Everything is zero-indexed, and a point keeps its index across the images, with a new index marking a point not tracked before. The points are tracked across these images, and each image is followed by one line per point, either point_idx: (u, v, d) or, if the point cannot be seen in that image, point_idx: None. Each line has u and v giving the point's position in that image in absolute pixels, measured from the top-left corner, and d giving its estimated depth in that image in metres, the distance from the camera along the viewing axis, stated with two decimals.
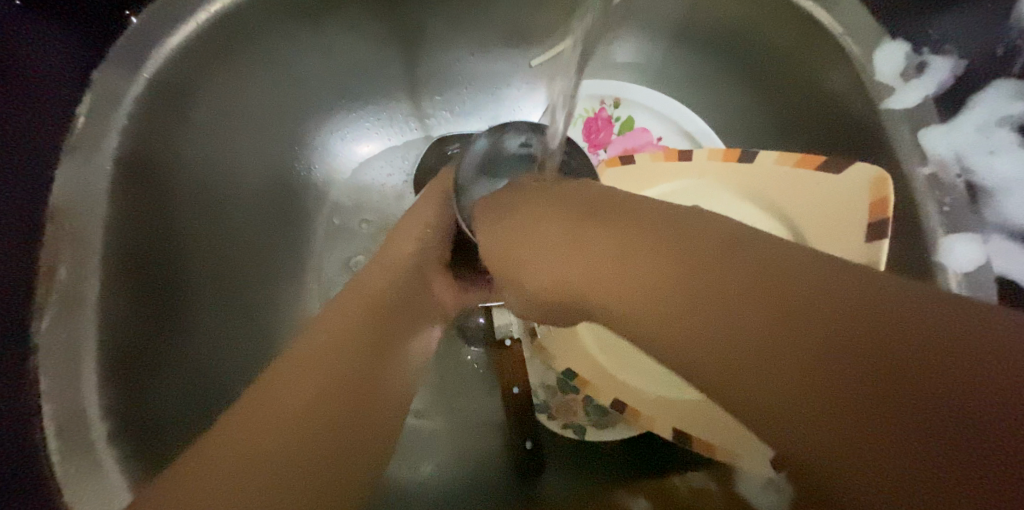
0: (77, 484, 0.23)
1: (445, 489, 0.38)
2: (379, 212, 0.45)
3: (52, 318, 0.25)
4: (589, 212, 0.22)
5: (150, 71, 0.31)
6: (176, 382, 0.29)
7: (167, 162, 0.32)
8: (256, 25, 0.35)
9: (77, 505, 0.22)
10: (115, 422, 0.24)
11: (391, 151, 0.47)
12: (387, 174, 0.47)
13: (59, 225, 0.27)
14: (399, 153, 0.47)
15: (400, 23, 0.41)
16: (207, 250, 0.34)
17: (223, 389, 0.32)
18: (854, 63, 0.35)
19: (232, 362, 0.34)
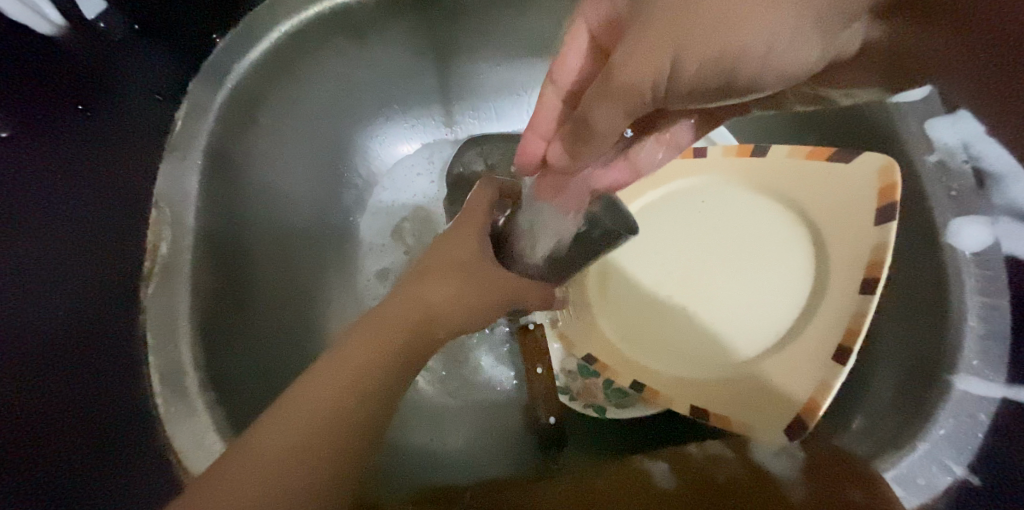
0: (175, 421, 0.27)
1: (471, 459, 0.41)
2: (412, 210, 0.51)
3: (156, 285, 0.30)
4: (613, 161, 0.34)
5: (231, 82, 0.37)
6: (248, 348, 0.33)
7: (241, 160, 0.37)
8: (316, 39, 0.41)
9: (177, 437, 0.27)
10: (204, 372, 0.29)
11: (420, 153, 0.52)
12: (417, 173, 0.52)
13: (162, 209, 0.32)
14: (427, 155, 0.52)
15: (436, 40, 0.47)
16: (272, 235, 0.39)
17: (283, 356, 0.36)
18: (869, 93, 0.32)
19: (290, 333, 0.38)
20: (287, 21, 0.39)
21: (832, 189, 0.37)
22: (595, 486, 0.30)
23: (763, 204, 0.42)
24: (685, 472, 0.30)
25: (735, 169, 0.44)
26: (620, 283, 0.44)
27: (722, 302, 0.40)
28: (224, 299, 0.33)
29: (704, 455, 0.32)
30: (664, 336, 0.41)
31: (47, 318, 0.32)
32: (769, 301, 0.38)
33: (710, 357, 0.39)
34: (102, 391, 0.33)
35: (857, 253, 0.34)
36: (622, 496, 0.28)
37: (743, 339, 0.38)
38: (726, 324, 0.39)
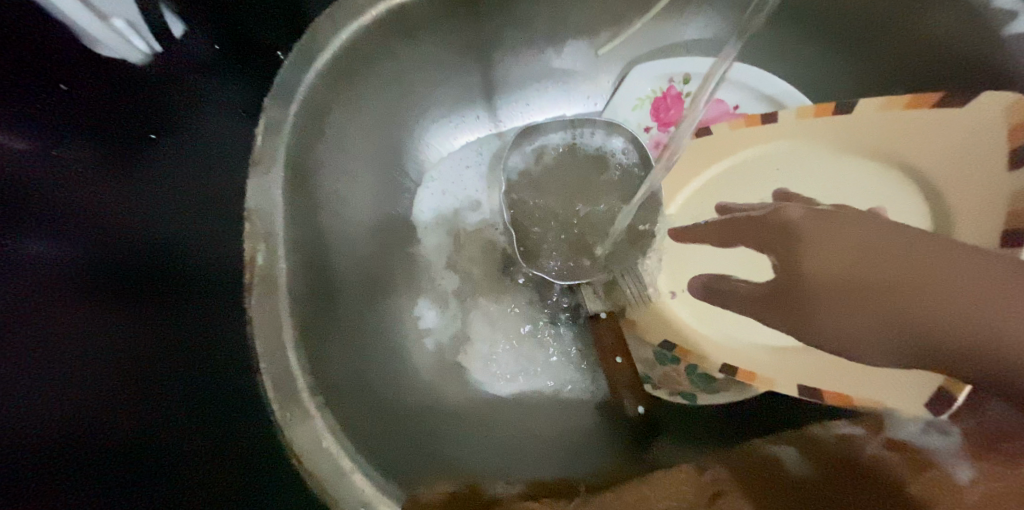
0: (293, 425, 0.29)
1: (554, 445, 0.39)
2: (465, 201, 0.51)
3: (259, 293, 0.32)
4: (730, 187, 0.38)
5: (299, 97, 0.38)
6: (347, 348, 0.35)
7: (312, 170, 0.38)
8: (370, 45, 0.40)
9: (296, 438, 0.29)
10: (311, 380, 0.31)
11: (470, 145, 0.53)
12: (467, 165, 0.52)
13: (254, 222, 0.34)
14: (475, 148, 0.53)
15: (479, 35, 0.45)
16: (350, 240, 0.40)
17: (371, 354, 0.37)
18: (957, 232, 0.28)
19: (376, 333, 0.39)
20: (346, 30, 0.39)
21: (945, 138, 0.34)
22: (720, 472, 0.28)
23: (848, 160, 0.39)
24: (820, 458, 0.27)
25: (813, 130, 0.41)
26: (689, 261, 0.44)
27: None
28: (319, 307, 0.34)
29: (834, 436, 0.29)
30: (746, 308, 0.40)
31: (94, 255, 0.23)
32: None
33: None
34: (185, 365, 0.26)
35: (988, 212, 0.31)
36: (750, 481, 0.26)
37: None
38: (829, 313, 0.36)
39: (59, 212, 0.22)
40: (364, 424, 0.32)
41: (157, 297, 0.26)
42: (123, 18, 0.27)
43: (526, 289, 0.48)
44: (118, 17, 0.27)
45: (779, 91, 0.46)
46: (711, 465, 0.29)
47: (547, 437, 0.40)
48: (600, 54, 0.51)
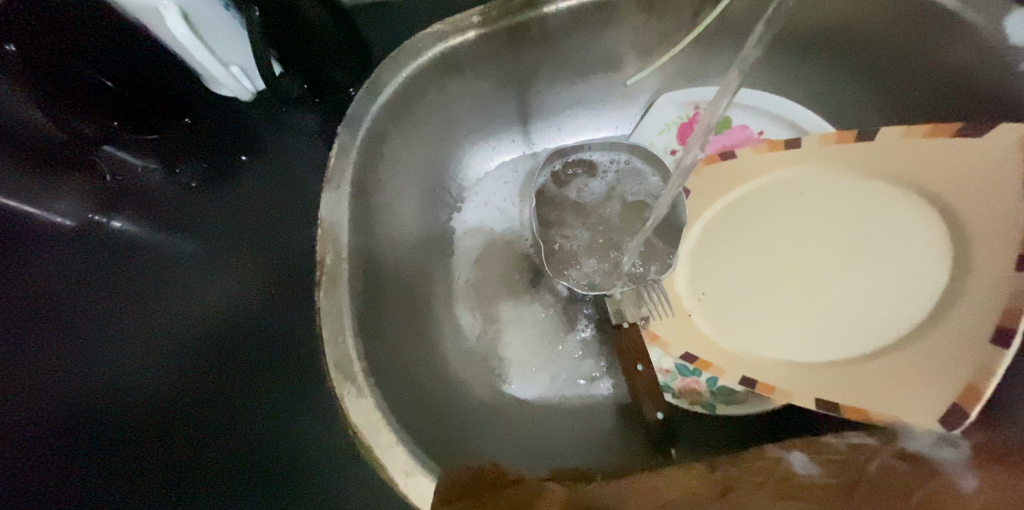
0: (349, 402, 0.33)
1: (577, 442, 0.42)
2: (500, 214, 0.57)
3: (325, 290, 0.37)
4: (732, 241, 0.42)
5: (365, 124, 0.44)
6: (395, 338, 0.40)
7: (373, 185, 0.44)
8: (426, 79, 0.46)
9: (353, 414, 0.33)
10: (364, 362, 0.35)
11: (506, 165, 0.58)
12: (504, 182, 0.58)
13: (325, 228, 0.39)
14: (511, 166, 0.59)
15: (518, 70, 0.51)
16: (398, 247, 0.46)
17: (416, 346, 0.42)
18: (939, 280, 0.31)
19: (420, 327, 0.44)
20: (406, 69, 0.45)
21: (964, 166, 0.34)
22: (734, 472, 0.30)
23: (876, 186, 0.40)
24: (826, 462, 0.29)
25: (836, 156, 0.43)
26: (716, 275, 0.46)
27: (851, 291, 0.39)
28: (374, 301, 0.40)
29: (845, 443, 0.30)
30: (771, 323, 0.42)
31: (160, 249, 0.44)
32: (892, 293, 0.37)
33: (839, 341, 0.38)
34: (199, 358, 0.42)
35: (1008, 229, 0.31)
36: (760, 480, 0.28)
37: (879, 324, 0.37)
38: (840, 317, 0.39)
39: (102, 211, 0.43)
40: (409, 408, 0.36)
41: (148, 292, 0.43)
42: (239, 67, 0.42)
43: (556, 294, 0.52)
44: (235, 65, 0.41)
45: (803, 118, 0.48)
46: (725, 465, 0.31)
47: (571, 434, 0.43)
48: (629, 84, 0.55)
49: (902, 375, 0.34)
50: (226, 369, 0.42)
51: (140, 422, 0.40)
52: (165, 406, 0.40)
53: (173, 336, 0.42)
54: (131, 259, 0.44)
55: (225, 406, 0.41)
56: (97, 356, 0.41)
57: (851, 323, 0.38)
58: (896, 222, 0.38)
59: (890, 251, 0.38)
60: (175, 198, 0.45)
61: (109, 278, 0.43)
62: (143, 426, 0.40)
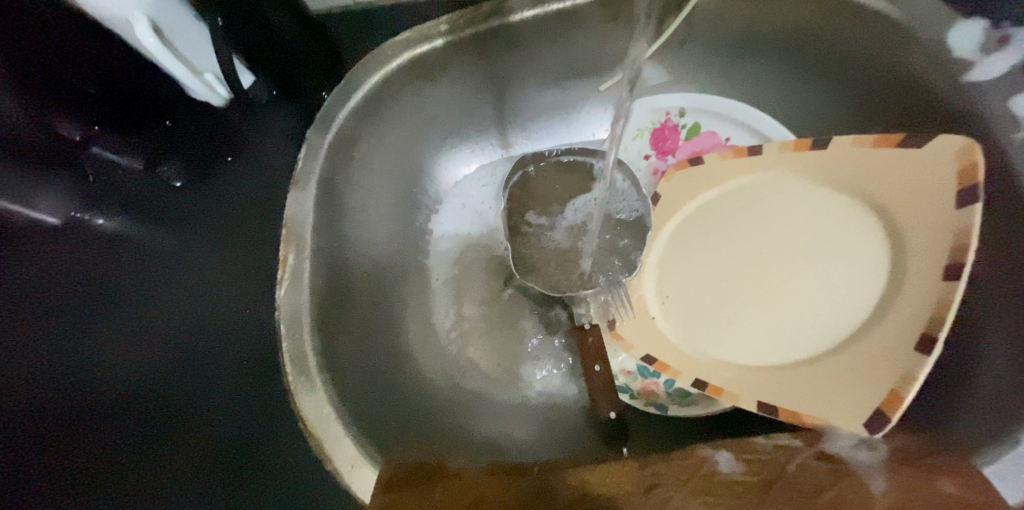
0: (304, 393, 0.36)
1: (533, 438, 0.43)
2: (477, 216, 0.58)
3: (288, 286, 0.39)
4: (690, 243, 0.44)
5: (335, 128, 0.46)
6: (359, 334, 0.42)
7: (341, 187, 0.46)
8: (397, 85, 0.48)
9: (305, 405, 0.35)
10: (320, 357, 0.37)
11: (483, 167, 0.59)
12: (482, 185, 0.59)
13: (291, 228, 0.41)
14: (489, 169, 0.60)
15: (494, 76, 0.52)
16: (370, 244, 0.48)
17: (382, 343, 0.44)
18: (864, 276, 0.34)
19: (389, 323, 0.46)
20: (377, 75, 0.47)
21: (904, 175, 0.35)
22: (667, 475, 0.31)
23: (827, 195, 0.41)
24: (752, 461, 0.30)
25: (794, 163, 0.43)
26: (675, 279, 0.47)
27: (797, 297, 0.40)
28: (337, 300, 0.41)
29: (772, 445, 0.32)
30: (722, 326, 0.43)
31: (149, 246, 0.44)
32: (834, 300, 0.38)
33: (782, 345, 0.39)
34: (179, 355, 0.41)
35: (936, 239, 0.31)
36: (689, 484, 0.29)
37: (821, 330, 0.37)
38: (785, 319, 0.40)
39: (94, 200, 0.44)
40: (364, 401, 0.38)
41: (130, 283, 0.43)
42: (213, 74, 0.44)
43: (525, 295, 0.53)
44: (208, 72, 0.44)
45: (767, 125, 0.49)
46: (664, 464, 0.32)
47: (528, 430, 0.44)
48: (603, 89, 0.56)
49: (835, 380, 0.34)
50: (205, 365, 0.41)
51: (128, 422, 0.37)
52: (145, 406, 0.38)
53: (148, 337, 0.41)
54: (122, 254, 0.44)
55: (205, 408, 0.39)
56: (83, 350, 0.39)
57: (795, 329, 0.39)
58: (843, 230, 0.39)
59: (836, 257, 0.38)
60: (157, 194, 0.46)
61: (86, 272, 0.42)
62: (140, 425, 0.37)
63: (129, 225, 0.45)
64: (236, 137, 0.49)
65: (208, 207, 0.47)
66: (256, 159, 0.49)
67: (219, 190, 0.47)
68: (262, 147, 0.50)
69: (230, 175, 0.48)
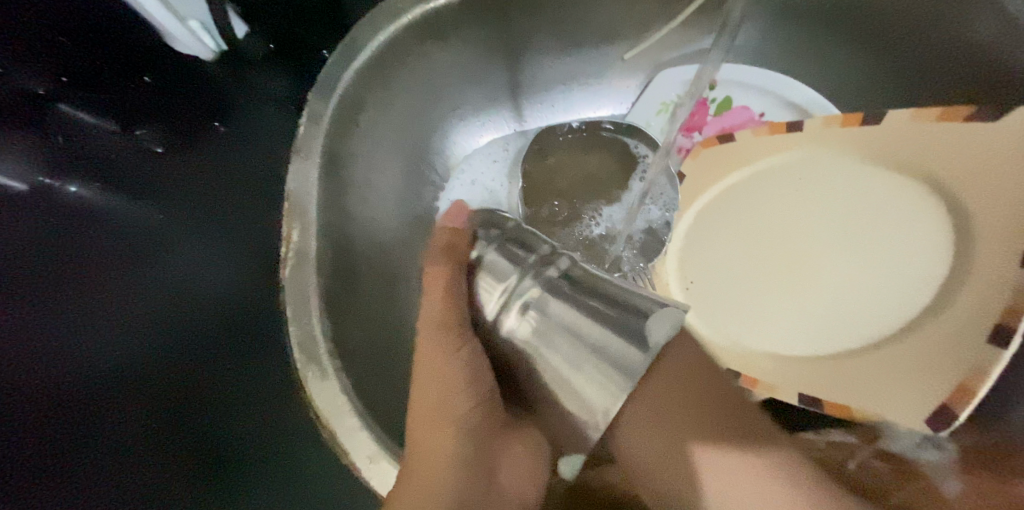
0: (314, 383, 0.32)
1: None
2: (488, 194, 0.53)
3: (292, 267, 0.35)
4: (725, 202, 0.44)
5: (339, 90, 0.41)
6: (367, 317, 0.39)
7: (348, 158, 0.41)
8: (405, 44, 0.43)
9: (317, 397, 0.32)
10: (330, 344, 0.34)
11: (495, 141, 0.55)
12: (493, 160, 0.54)
13: (293, 201, 0.37)
14: (501, 144, 0.55)
15: (512, 38, 0.47)
16: (374, 226, 0.44)
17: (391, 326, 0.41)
18: (897, 229, 0.36)
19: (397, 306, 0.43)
20: (383, 31, 0.42)
21: (973, 155, 0.32)
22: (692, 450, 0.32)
23: (872, 174, 0.38)
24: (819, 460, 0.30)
25: (838, 140, 0.40)
26: (704, 262, 0.44)
27: (838, 283, 0.38)
28: (345, 281, 0.38)
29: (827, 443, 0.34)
30: (759, 314, 0.40)
31: (136, 220, 0.40)
32: (880, 286, 0.36)
33: (824, 332, 0.37)
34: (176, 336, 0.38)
35: (1009, 223, 0.29)
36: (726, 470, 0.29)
37: (864, 320, 0.36)
38: (823, 310, 0.38)
39: (71, 158, 0.37)
40: (378, 400, 0.35)
41: (108, 272, 0.37)
42: (197, 21, 0.41)
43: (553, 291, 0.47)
44: (192, 19, 0.40)
45: (805, 101, 0.47)
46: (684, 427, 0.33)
47: None
48: (626, 58, 0.52)
49: (884, 372, 0.34)
50: (195, 348, 0.38)
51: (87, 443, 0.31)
52: (134, 396, 0.35)
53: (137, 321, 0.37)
54: (88, 226, 0.37)
55: (208, 392, 0.38)
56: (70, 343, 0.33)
57: (836, 316, 0.37)
58: (889, 211, 0.37)
59: (882, 241, 0.36)
60: (147, 167, 0.41)
61: (80, 257, 0.36)
62: (134, 423, 0.34)
63: (105, 198, 0.39)
64: (227, 100, 0.45)
65: (194, 183, 0.42)
66: (250, 127, 0.46)
67: (208, 161, 0.43)
68: (254, 113, 0.46)
69: (222, 145, 0.44)
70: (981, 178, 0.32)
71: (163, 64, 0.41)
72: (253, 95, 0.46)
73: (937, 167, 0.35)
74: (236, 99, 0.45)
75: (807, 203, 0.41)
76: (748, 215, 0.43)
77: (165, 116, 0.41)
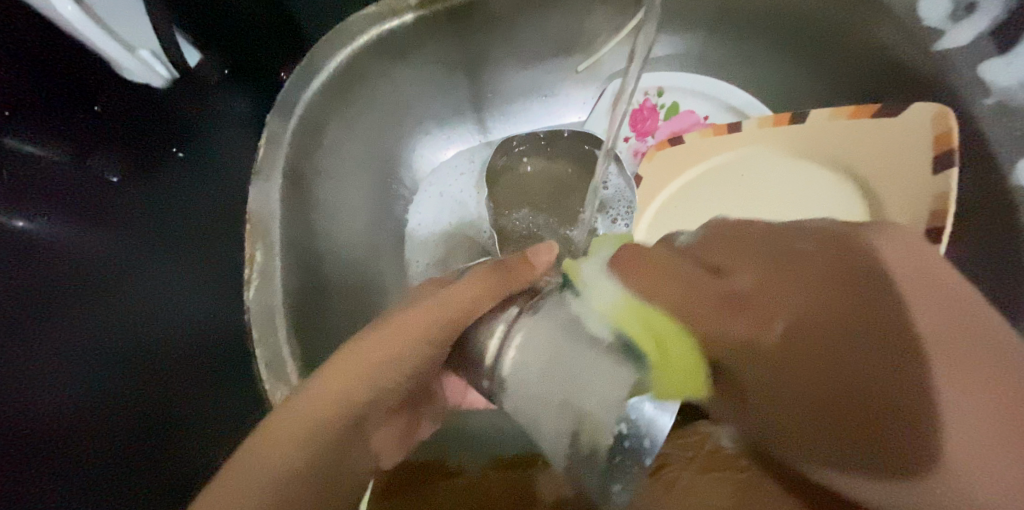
0: (284, 402, 0.33)
1: None
2: (456, 206, 0.53)
3: (257, 287, 0.36)
4: (689, 186, 0.46)
5: (299, 112, 0.42)
6: (339, 335, 0.40)
7: (311, 178, 0.42)
8: (365, 67, 0.45)
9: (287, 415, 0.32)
10: (300, 361, 0.35)
11: (461, 153, 0.55)
12: (460, 173, 0.54)
13: (255, 224, 0.38)
14: (467, 156, 0.55)
15: (472, 56, 0.50)
16: (344, 243, 0.44)
17: None
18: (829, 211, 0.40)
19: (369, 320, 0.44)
20: (340, 54, 0.44)
21: (885, 149, 0.37)
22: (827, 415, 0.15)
23: (805, 166, 0.42)
24: None
25: (775, 138, 0.43)
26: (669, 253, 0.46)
27: None
28: (313, 299, 0.39)
29: None
30: None
31: (100, 244, 0.38)
32: None
33: None
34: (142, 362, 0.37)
35: (916, 206, 0.34)
36: (957, 318, 0.14)
37: None
38: None
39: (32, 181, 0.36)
40: None
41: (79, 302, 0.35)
42: (148, 50, 0.41)
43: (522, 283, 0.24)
44: (144, 48, 0.40)
45: (745, 103, 0.49)
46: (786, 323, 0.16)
47: None
48: (579, 70, 0.55)
49: None
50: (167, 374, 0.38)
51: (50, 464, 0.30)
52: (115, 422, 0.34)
53: (94, 355, 0.34)
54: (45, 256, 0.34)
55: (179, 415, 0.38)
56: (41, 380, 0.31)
57: None
58: (818, 196, 0.41)
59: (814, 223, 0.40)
60: (98, 194, 0.39)
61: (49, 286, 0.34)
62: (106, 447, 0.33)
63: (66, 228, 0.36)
64: (187, 120, 0.45)
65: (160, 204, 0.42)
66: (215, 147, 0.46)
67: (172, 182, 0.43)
68: (216, 131, 0.47)
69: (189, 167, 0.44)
70: (909, 167, 0.35)
71: (118, 90, 0.40)
72: (213, 114, 0.47)
73: (861, 161, 0.38)
74: (200, 119, 0.46)
75: (758, 184, 0.44)
76: (708, 197, 0.45)
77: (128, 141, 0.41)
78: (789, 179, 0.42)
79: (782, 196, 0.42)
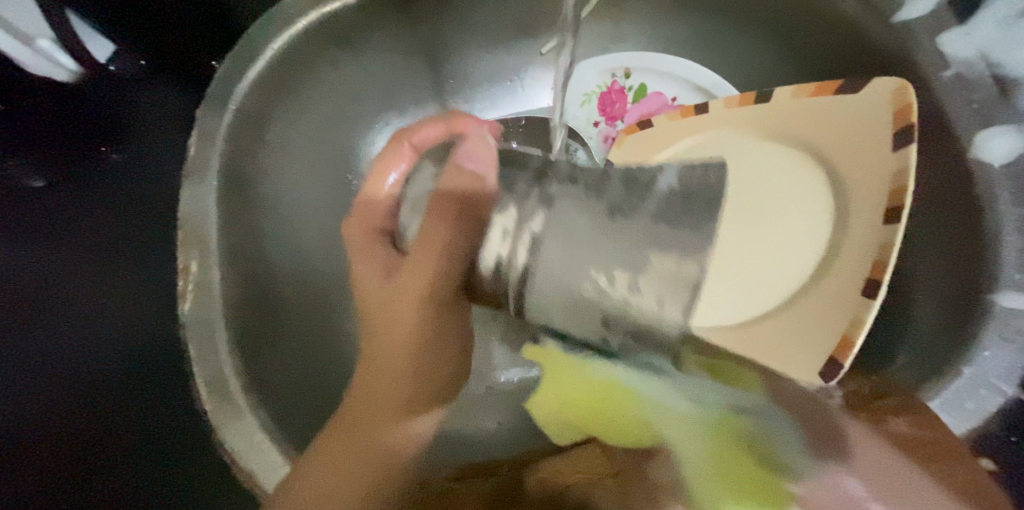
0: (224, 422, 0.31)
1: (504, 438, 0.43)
2: None
3: (192, 302, 0.34)
4: None
5: (234, 104, 0.38)
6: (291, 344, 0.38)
7: (252, 178, 0.39)
8: (306, 52, 0.41)
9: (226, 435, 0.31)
10: (242, 378, 0.32)
11: None
12: None
13: (187, 231, 0.35)
14: None
15: (427, 40, 0.47)
16: (295, 246, 0.42)
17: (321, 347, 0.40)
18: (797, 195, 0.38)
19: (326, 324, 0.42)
20: (279, 37, 0.39)
21: (851, 126, 0.35)
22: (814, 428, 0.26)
23: (775, 148, 0.40)
24: None
25: (739, 120, 0.43)
26: None
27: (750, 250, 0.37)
28: (259, 309, 0.36)
29: None
30: None
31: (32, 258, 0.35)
32: (785, 250, 0.37)
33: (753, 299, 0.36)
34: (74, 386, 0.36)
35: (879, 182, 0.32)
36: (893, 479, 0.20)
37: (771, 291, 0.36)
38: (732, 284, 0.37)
39: None
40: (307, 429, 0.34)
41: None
42: (48, 41, 0.40)
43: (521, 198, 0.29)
44: (43, 38, 0.40)
45: (712, 84, 0.48)
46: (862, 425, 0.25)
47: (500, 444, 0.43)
48: (544, 52, 0.53)
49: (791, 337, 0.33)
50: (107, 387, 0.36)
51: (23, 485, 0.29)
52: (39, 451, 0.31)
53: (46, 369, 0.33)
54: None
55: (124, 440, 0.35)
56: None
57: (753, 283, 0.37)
58: (785, 181, 0.39)
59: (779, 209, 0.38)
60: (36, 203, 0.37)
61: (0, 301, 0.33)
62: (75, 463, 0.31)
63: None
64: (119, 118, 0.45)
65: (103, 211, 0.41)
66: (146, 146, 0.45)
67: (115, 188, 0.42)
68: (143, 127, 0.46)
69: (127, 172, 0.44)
70: (869, 143, 0.34)
71: (46, 92, 0.41)
72: (143, 114, 0.46)
73: (827, 139, 0.37)
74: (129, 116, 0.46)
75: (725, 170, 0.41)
76: None
77: (65, 146, 0.41)
78: (757, 160, 0.40)
79: (745, 181, 0.39)
